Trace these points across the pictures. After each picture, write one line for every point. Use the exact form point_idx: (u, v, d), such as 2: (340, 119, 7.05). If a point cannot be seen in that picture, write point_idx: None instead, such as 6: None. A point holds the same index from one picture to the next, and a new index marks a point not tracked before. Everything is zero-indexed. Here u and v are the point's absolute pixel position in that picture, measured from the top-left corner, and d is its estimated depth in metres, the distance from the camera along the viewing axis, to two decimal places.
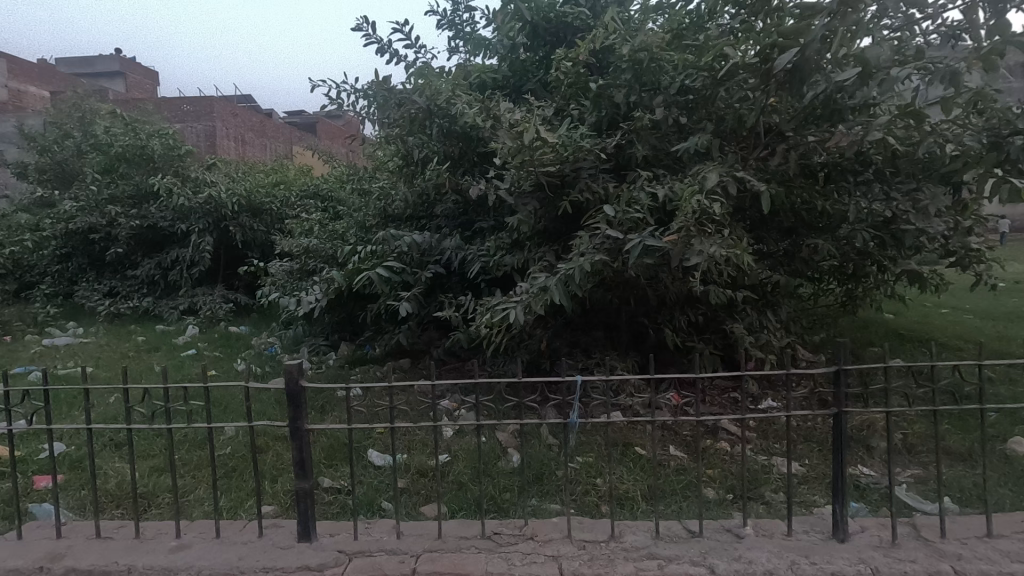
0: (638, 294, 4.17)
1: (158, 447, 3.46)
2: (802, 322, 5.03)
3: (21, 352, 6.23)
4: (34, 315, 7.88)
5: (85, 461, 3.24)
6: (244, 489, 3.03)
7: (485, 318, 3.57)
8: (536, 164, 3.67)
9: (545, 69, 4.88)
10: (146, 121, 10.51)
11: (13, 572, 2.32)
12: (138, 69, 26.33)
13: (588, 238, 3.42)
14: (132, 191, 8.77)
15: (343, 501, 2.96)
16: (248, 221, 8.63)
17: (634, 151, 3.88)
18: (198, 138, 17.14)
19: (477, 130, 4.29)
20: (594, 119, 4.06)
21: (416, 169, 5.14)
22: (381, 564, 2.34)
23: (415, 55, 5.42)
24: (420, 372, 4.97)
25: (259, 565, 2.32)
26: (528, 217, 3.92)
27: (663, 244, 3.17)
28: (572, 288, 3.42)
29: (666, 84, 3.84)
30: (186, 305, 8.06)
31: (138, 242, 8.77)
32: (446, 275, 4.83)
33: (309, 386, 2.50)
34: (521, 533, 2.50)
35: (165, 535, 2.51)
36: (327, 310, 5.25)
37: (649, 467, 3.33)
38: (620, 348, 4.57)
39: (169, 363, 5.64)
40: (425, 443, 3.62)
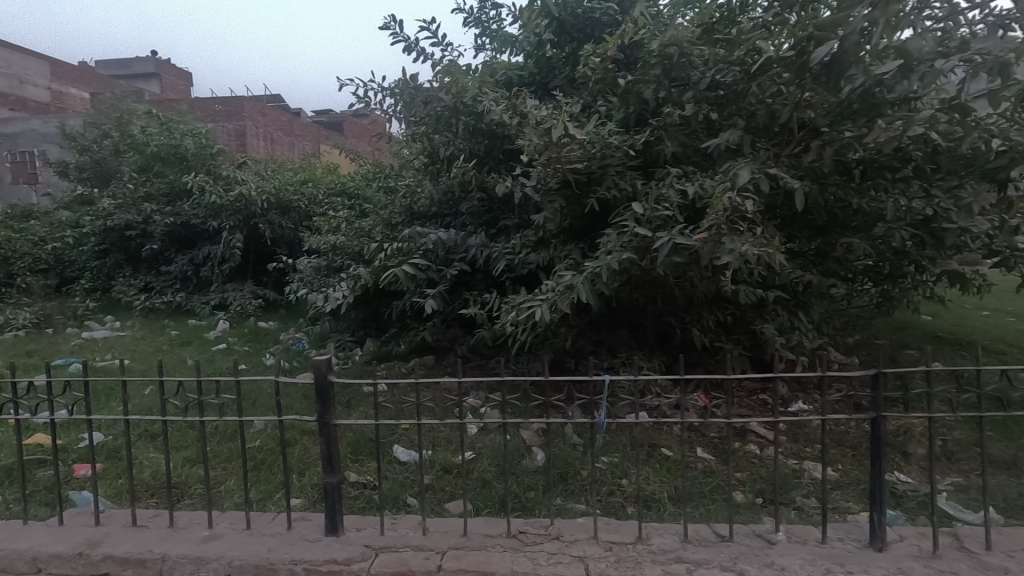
0: (665, 293, 4.11)
1: (191, 439, 3.55)
2: (834, 323, 4.90)
3: (61, 344, 6.45)
4: (74, 309, 8.17)
5: (121, 451, 3.34)
6: (273, 481, 3.08)
7: (511, 316, 3.55)
8: (563, 161, 3.64)
9: (572, 66, 4.84)
10: (180, 121, 10.80)
11: (55, 557, 2.39)
12: (172, 70, 26.99)
13: (615, 237, 3.38)
14: (166, 188, 9.01)
15: (369, 496, 2.99)
16: (276, 218, 8.80)
17: (663, 148, 3.81)
18: (229, 137, 17.57)
19: (504, 127, 4.27)
20: (622, 115, 4.00)
21: (442, 167, 5.16)
22: (407, 560, 2.35)
23: (441, 53, 5.43)
24: (445, 369, 5.00)
25: (288, 558, 2.35)
26: (555, 215, 3.89)
27: (694, 242, 3.10)
28: (599, 287, 3.38)
29: (696, 80, 3.79)
30: (217, 300, 8.26)
31: (171, 239, 9.01)
32: (471, 273, 4.84)
33: (338, 380, 2.52)
34: (547, 533, 2.48)
35: (197, 525, 2.57)
36: (354, 307, 5.31)
37: (676, 469, 3.28)
38: (646, 348, 4.52)
39: (202, 357, 5.78)
40: (449, 441, 3.63)
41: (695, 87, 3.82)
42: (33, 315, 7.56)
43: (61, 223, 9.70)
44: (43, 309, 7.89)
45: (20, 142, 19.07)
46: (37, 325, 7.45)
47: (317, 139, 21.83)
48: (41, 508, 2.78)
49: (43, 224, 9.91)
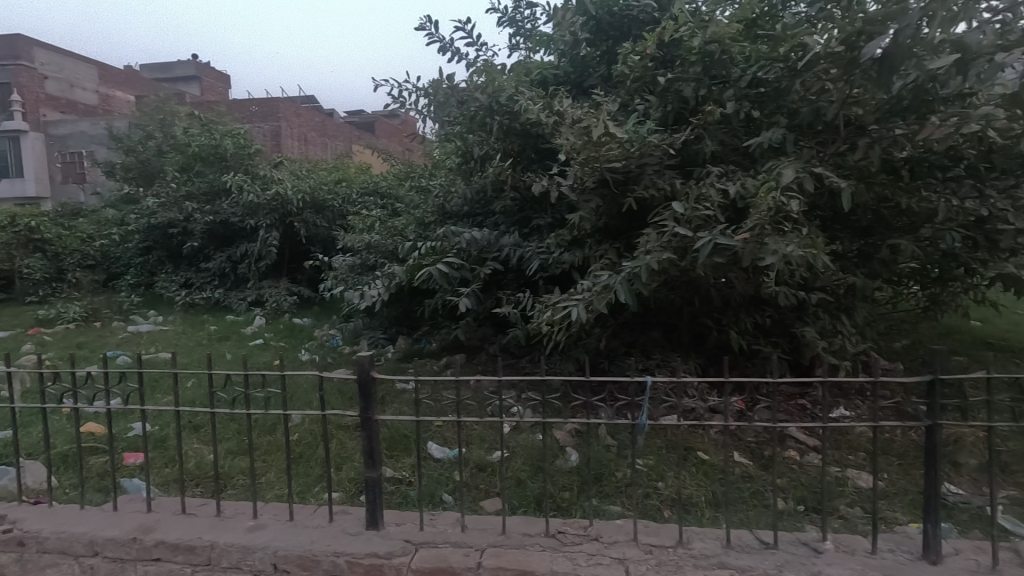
0: (702, 295, 4.05)
1: (232, 431, 3.65)
2: (877, 327, 4.76)
3: (109, 337, 6.71)
4: (120, 303, 8.49)
5: (168, 441, 3.45)
6: (312, 475, 3.15)
7: (547, 316, 3.55)
8: (601, 160, 3.61)
9: (607, 65, 4.81)
10: (220, 122, 11.13)
11: (111, 541, 2.48)
12: (211, 72, 27.79)
13: (654, 237, 3.33)
14: (206, 187, 9.27)
15: (405, 491, 3.02)
16: (311, 217, 8.99)
17: (703, 147, 3.75)
18: (265, 138, 18.05)
19: (539, 127, 4.27)
20: (660, 114, 3.94)
21: (475, 166, 5.18)
22: (446, 556, 2.36)
23: (476, 53, 5.46)
24: (476, 367, 5.03)
25: (331, 550, 2.40)
26: (591, 214, 3.86)
27: (736, 242, 3.04)
28: (637, 287, 3.34)
29: (737, 77, 3.71)
30: (254, 297, 8.48)
31: (211, 237, 9.28)
32: (504, 272, 4.84)
33: (380, 376, 2.54)
34: (586, 534, 2.46)
35: (243, 515, 2.63)
36: (387, 305, 5.39)
37: (712, 473, 3.23)
38: (680, 350, 4.47)
39: (241, 351, 5.94)
40: (483, 439, 3.66)
41: (736, 84, 3.75)
42: (83, 309, 7.89)
43: (108, 220, 10.09)
44: (92, 303, 8.22)
45: (70, 142, 20.08)
46: (86, 318, 7.77)
47: (349, 139, 22.18)
48: (96, 493, 2.90)
49: (92, 222, 10.34)
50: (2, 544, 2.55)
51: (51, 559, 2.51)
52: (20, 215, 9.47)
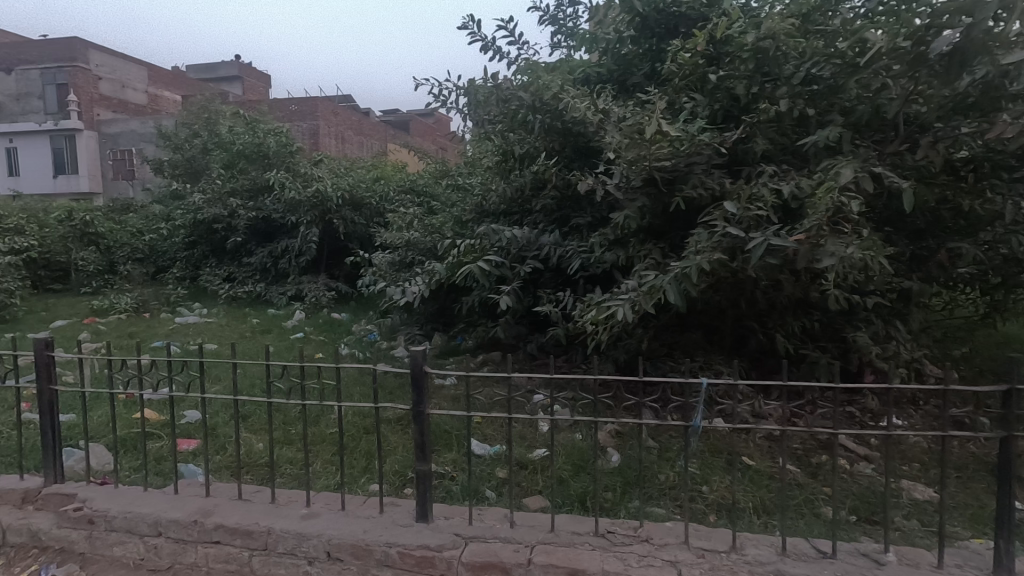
0: (747, 297, 3.96)
1: (278, 422, 3.75)
2: (930, 334, 4.58)
3: (159, 328, 6.96)
4: (167, 296, 8.81)
5: (219, 429, 3.57)
6: (357, 466, 3.21)
7: (591, 315, 3.52)
8: (649, 159, 3.57)
9: (651, 63, 4.75)
10: (263, 121, 11.46)
11: (174, 523, 2.58)
12: (253, 72, 28.61)
13: (705, 237, 3.27)
14: (250, 184, 9.53)
15: (448, 486, 3.04)
16: (349, 214, 9.20)
17: (753, 146, 3.66)
18: (303, 137, 18.51)
19: (583, 125, 4.23)
20: (708, 112, 3.86)
21: (515, 165, 5.17)
22: (496, 551, 2.38)
23: (517, 51, 5.45)
24: (512, 365, 5.05)
25: (383, 540, 2.44)
26: (636, 213, 3.81)
27: (792, 243, 2.96)
28: (686, 288, 3.29)
29: (790, 75, 3.61)
30: (294, 292, 8.69)
31: (253, 232, 9.54)
32: (543, 271, 4.83)
33: (432, 370, 2.57)
34: (636, 534, 2.45)
35: (297, 503, 2.70)
36: (426, 302, 5.44)
37: (760, 479, 3.16)
38: (722, 352, 4.38)
39: (283, 344, 6.09)
40: (524, 437, 3.66)
41: (789, 81, 3.65)
42: (134, 300, 8.21)
43: (156, 216, 10.48)
44: (142, 295, 8.55)
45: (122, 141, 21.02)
46: (137, 309, 8.09)
47: (385, 139, 22.56)
48: (156, 477, 3.02)
49: (141, 217, 10.76)
50: (73, 522, 2.68)
51: (118, 537, 2.63)
52: (76, 210, 9.92)
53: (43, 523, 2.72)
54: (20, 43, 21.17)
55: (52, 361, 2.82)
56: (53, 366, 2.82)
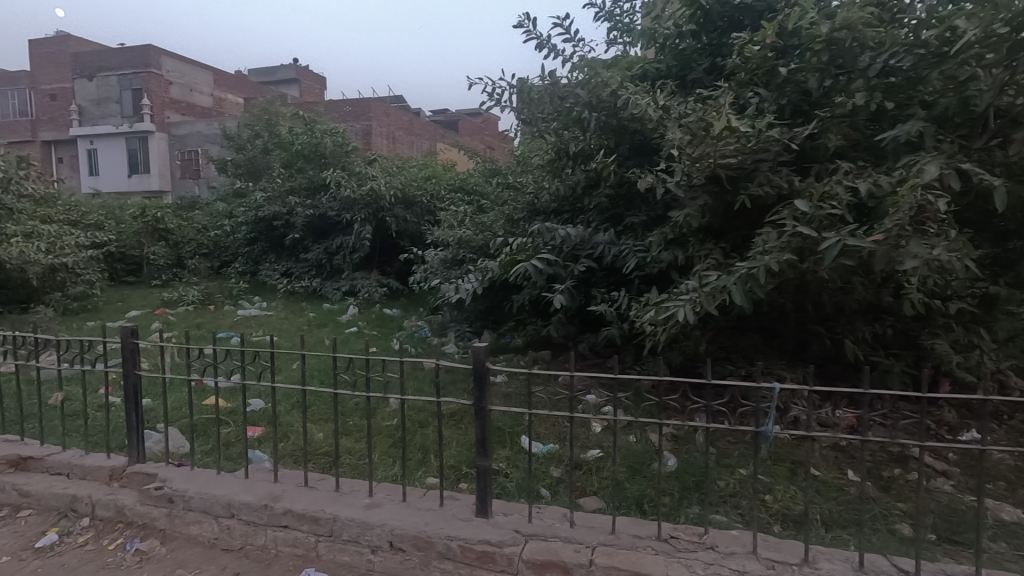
0: (814, 300, 3.79)
1: (336, 414, 3.86)
2: (1014, 343, 4.26)
3: (224, 319, 7.30)
4: (230, 289, 9.22)
5: (279, 419, 3.71)
6: (414, 459, 3.27)
7: (650, 315, 3.44)
8: (715, 156, 3.45)
9: (711, 57, 4.62)
10: (320, 122, 11.84)
11: (245, 506, 2.70)
12: (310, 75, 29.63)
13: (773, 236, 3.15)
14: (307, 183, 9.87)
15: (503, 483, 3.04)
16: (401, 213, 9.40)
17: (825, 142, 3.49)
18: (357, 137, 19.06)
19: (642, 122, 4.14)
20: (776, 107, 3.71)
21: (569, 163, 5.12)
22: (557, 550, 2.37)
23: (573, 48, 5.39)
24: (562, 365, 5.00)
25: (445, 533, 2.47)
26: (697, 212, 3.69)
27: (869, 244, 2.81)
28: (752, 289, 3.17)
29: (866, 66, 3.42)
30: (348, 287, 8.93)
31: (310, 230, 9.87)
32: (596, 270, 4.76)
33: (494, 367, 2.58)
34: (701, 541, 2.38)
35: (359, 492, 2.77)
36: (477, 299, 5.46)
37: (828, 491, 3.02)
38: (784, 357, 4.21)
39: (338, 338, 6.27)
40: (576, 437, 3.63)
41: (864, 73, 3.46)
42: (200, 293, 8.64)
43: (220, 213, 11.01)
44: (208, 288, 9.00)
45: (190, 142, 22.34)
46: (203, 301, 8.52)
47: (434, 139, 22.93)
48: (227, 461, 3.18)
49: (207, 214, 11.31)
50: (155, 499, 2.85)
51: (195, 516, 2.78)
52: (149, 207, 10.55)
53: (128, 499, 2.90)
54: (101, 51, 22.64)
55: (137, 348, 3.00)
56: (138, 353, 3.00)
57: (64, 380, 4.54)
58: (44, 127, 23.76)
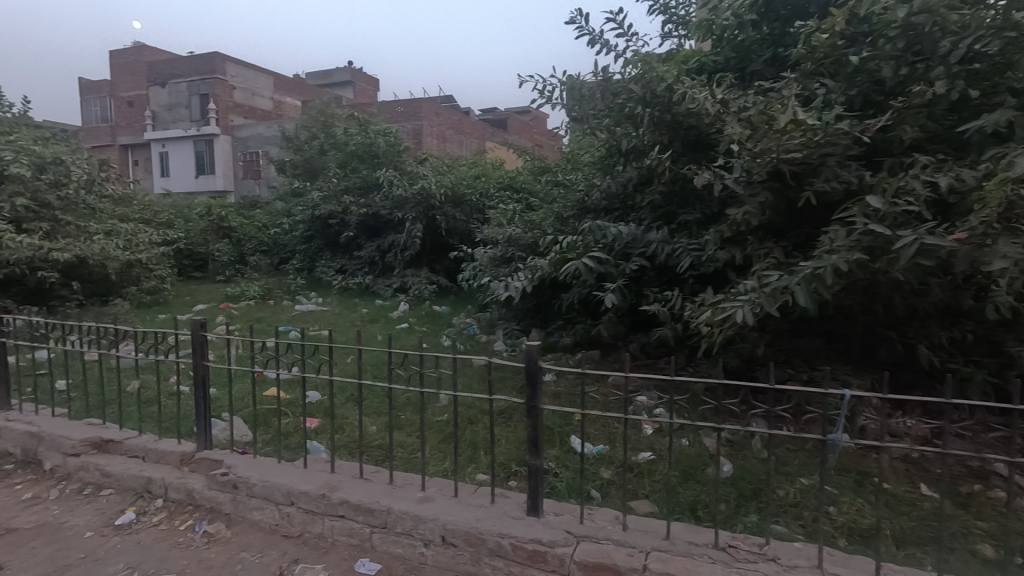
0: (884, 302, 3.58)
1: (389, 408, 3.95)
2: None
3: (283, 314, 7.61)
4: (289, 285, 9.60)
5: (335, 411, 3.84)
6: (464, 455, 3.30)
7: (707, 315, 3.32)
8: (778, 150, 3.30)
9: (773, 48, 4.43)
10: (373, 122, 12.14)
11: (304, 494, 2.79)
12: (365, 77, 30.45)
13: (842, 234, 2.99)
14: (361, 183, 10.14)
15: (553, 482, 3.02)
16: (451, 211, 9.53)
17: (899, 134, 3.28)
18: (408, 137, 19.45)
19: (698, 117, 4.02)
20: (844, 99, 3.52)
21: (620, 159, 5.03)
22: (609, 553, 2.33)
23: (626, 43, 5.29)
24: (612, 365, 4.93)
25: (496, 530, 2.47)
26: (757, 209, 3.54)
27: (950, 243, 2.62)
28: (818, 290, 3.01)
29: (947, 52, 3.19)
30: (399, 284, 9.12)
31: (363, 228, 10.14)
32: (648, 268, 4.66)
33: (546, 365, 2.56)
34: (761, 552, 2.29)
35: (412, 486, 2.81)
36: (526, 297, 5.46)
37: (898, 505, 2.85)
38: (849, 362, 4.00)
39: (390, 334, 6.41)
40: (626, 438, 3.58)
41: (944, 60, 3.23)
42: (261, 289, 9.04)
43: (280, 211, 11.48)
44: (268, 284, 9.40)
45: (253, 144, 23.47)
46: (264, 296, 8.90)
47: (484, 138, 23.11)
48: (287, 451, 3.31)
49: (268, 213, 11.82)
50: (221, 485, 2.99)
51: (257, 502, 2.90)
52: (214, 207, 11.12)
53: (197, 484, 3.05)
54: (172, 59, 23.98)
55: (205, 340, 3.15)
56: (206, 345, 3.15)
57: (139, 369, 4.84)
58: (122, 132, 25.44)
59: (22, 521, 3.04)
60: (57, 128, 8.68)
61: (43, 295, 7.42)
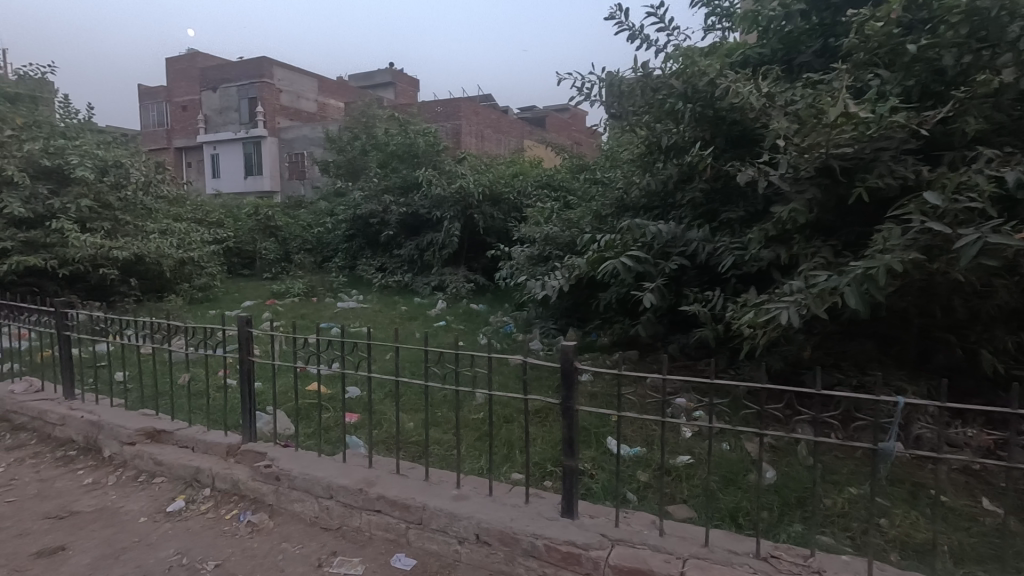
0: (943, 305, 3.39)
1: (426, 405, 4.00)
2: None
3: (325, 311, 7.80)
4: (331, 282, 9.84)
5: (374, 407, 3.92)
6: (500, 454, 3.31)
7: (749, 317, 3.21)
8: (828, 145, 3.16)
9: (823, 38, 4.25)
10: (413, 122, 12.31)
11: (343, 489, 2.85)
12: (405, 78, 30.93)
13: (897, 232, 2.84)
14: (401, 182, 10.30)
15: (588, 483, 2.99)
16: (489, 209, 9.57)
17: (961, 126, 3.10)
18: (447, 137, 19.65)
19: (743, 111, 3.89)
20: (900, 90, 3.34)
21: (660, 156, 4.93)
22: (645, 558, 2.29)
23: (666, 37, 5.17)
24: (650, 366, 4.84)
25: (530, 531, 2.46)
26: (805, 207, 3.39)
27: (1017, 242, 2.45)
28: (870, 291, 2.86)
29: (1017, 38, 2.98)
30: (437, 283, 9.22)
31: (403, 227, 10.30)
32: (688, 268, 4.55)
33: (582, 366, 2.52)
34: (806, 564, 2.20)
35: (447, 483, 2.84)
36: (563, 296, 5.42)
37: (956, 520, 2.69)
38: (902, 367, 3.82)
39: (427, 331, 6.49)
40: (664, 441, 3.51)
41: (1013, 46, 3.02)
42: (305, 286, 9.31)
43: (323, 211, 11.80)
44: (311, 281, 9.67)
45: (297, 146, 24.35)
46: (307, 293, 9.16)
47: (522, 136, 23.12)
48: (327, 445, 3.40)
49: (312, 213, 12.17)
50: (264, 476, 3.09)
51: (298, 495, 2.99)
52: (261, 207, 11.53)
53: (242, 475, 3.17)
54: (223, 64, 24.91)
55: (251, 335, 3.26)
56: (252, 340, 3.26)
57: (191, 362, 5.07)
58: (177, 136, 26.64)
59: (83, 504, 3.22)
60: (117, 133, 9.12)
61: (105, 291, 7.87)
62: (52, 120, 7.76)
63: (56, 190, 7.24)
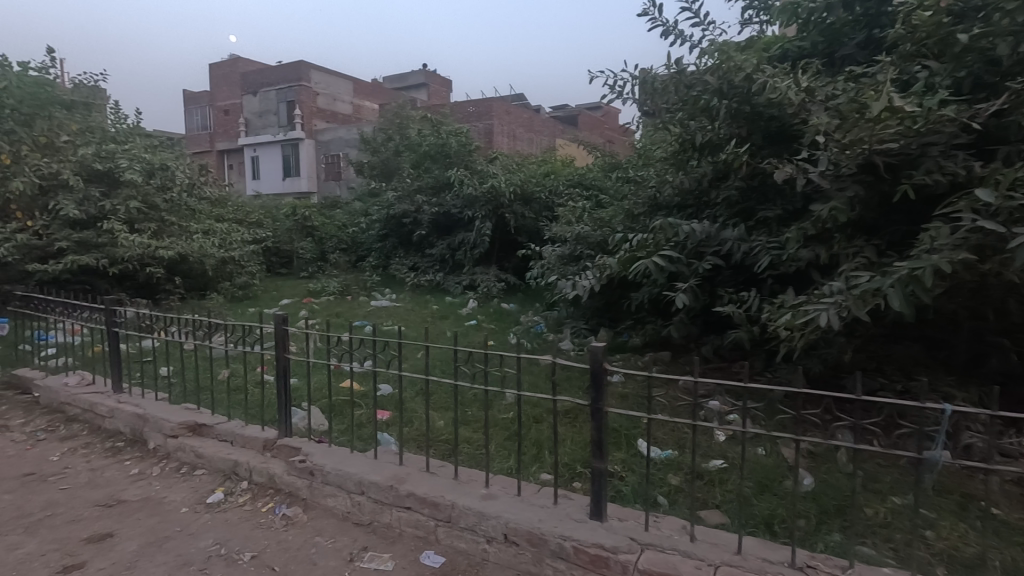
0: (995, 307, 3.22)
1: (456, 404, 4.04)
2: None
3: (359, 309, 7.95)
4: (365, 281, 10.02)
5: (405, 404, 3.98)
6: (529, 454, 3.31)
7: (787, 318, 3.11)
8: (871, 141, 3.04)
9: (866, 30, 4.09)
10: (445, 122, 12.41)
11: (373, 485, 2.90)
12: (438, 79, 31.22)
13: (945, 231, 2.71)
14: (433, 182, 10.40)
15: (618, 486, 2.96)
16: (520, 209, 9.58)
17: (1016, 119, 2.93)
18: (479, 137, 19.74)
19: (781, 107, 3.77)
20: (950, 82, 3.18)
21: (693, 154, 4.83)
22: (676, 564, 2.25)
23: (701, 32, 5.06)
24: (683, 367, 4.76)
25: (558, 532, 2.45)
26: (846, 205, 3.27)
27: None
28: (917, 292, 2.74)
29: None
30: (468, 282, 9.27)
31: (435, 226, 10.40)
32: (723, 267, 4.45)
33: (611, 368, 2.49)
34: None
35: (476, 482, 2.85)
36: (594, 296, 5.38)
37: (1009, 534, 2.55)
38: (950, 372, 3.65)
39: (458, 330, 6.54)
40: (696, 445, 3.44)
41: None
42: (340, 285, 9.51)
43: (358, 211, 12.02)
44: (346, 280, 9.87)
45: (334, 147, 24.95)
46: (342, 292, 9.35)
47: (553, 136, 23.05)
48: (359, 441, 3.47)
49: (347, 213, 12.42)
50: (299, 471, 3.17)
51: (331, 490, 3.05)
52: (299, 207, 11.82)
53: (278, 469, 3.26)
54: (263, 69, 25.63)
55: (287, 333, 3.34)
56: (287, 338, 3.34)
57: (231, 358, 5.24)
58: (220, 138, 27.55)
59: (130, 493, 3.37)
60: (164, 137, 9.48)
61: (151, 288, 8.20)
62: (104, 126, 8.12)
63: (107, 193, 7.57)
